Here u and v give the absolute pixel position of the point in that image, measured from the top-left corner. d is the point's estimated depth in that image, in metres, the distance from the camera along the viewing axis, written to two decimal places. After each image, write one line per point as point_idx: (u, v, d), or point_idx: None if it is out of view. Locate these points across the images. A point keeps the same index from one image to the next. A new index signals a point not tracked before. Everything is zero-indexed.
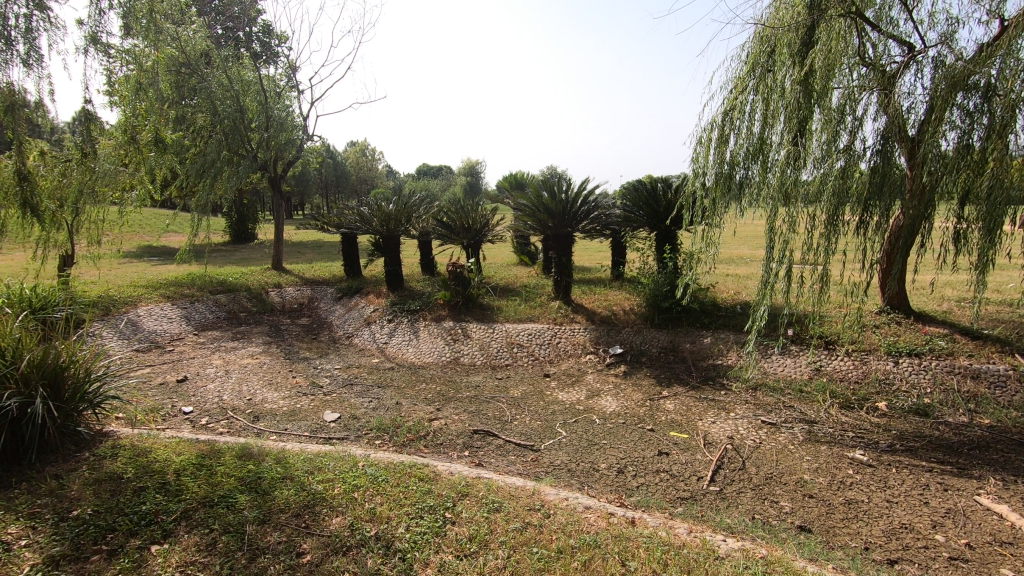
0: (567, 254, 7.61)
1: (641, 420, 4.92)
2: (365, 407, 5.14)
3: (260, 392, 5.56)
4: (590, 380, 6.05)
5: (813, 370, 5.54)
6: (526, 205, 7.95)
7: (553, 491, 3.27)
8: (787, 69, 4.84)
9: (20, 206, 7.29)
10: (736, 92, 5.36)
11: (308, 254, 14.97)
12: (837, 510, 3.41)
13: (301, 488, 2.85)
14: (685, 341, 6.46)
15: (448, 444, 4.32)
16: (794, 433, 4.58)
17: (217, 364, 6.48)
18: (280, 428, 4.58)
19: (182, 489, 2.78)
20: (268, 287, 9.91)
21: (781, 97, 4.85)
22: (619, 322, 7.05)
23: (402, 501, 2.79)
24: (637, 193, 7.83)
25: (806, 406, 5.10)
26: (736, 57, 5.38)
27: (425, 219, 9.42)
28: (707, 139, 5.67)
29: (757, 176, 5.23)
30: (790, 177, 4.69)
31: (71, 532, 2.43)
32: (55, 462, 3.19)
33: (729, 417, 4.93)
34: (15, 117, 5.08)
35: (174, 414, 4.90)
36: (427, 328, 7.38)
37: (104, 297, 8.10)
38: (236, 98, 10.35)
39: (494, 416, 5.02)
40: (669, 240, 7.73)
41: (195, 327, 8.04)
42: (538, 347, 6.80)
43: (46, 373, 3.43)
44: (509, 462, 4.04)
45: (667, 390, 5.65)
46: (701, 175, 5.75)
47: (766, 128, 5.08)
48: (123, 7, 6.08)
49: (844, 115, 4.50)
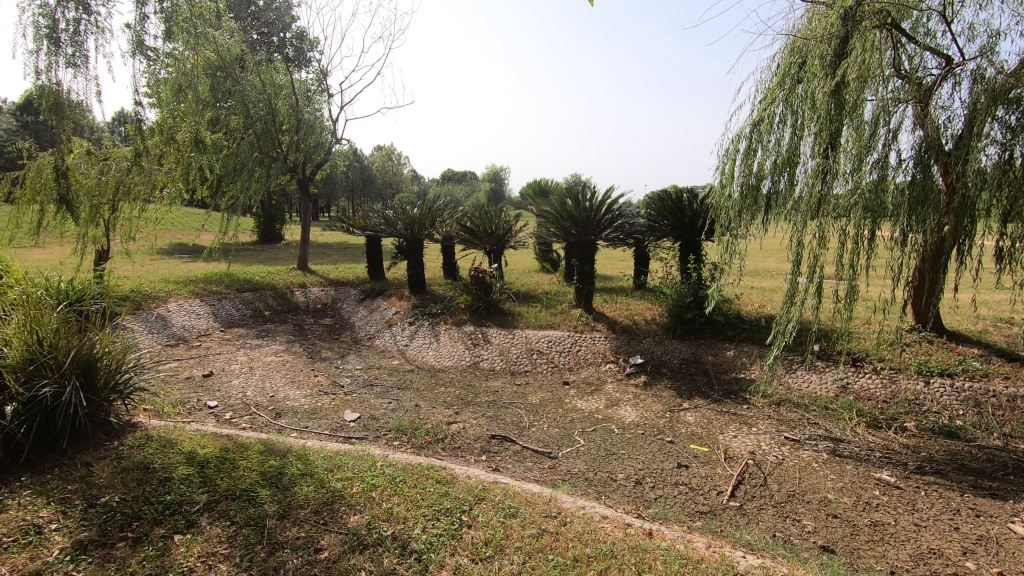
0: (590, 262, 7.57)
1: (660, 432, 4.86)
2: (385, 408, 5.18)
3: (282, 389, 5.66)
4: (610, 389, 6.00)
5: (839, 387, 5.42)
6: (550, 212, 8.02)
7: (570, 499, 3.25)
8: (819, 80, 4.78)
9: (60, 201, 7.55)
10: (765, 104, 5.31)
11: (333, 256, 15.18)
12: (862, 532, 3.32)
13: (321, 485, 2.88)
14: (708, 353, 6.38)
15: (466, 448, 4.33)
16: (818, 450, 4.48)
17: (242, 360, 6.61)
18: (301, 426, 4.64)
19: (206, 481, 2.83)
20: (293, 286, 10.08)
21: (812, 109, 4.78)
22: (640, 332, 7.00)
23: (420, 502, 2.80)
24: (663, 203, 7.73)
25: (831, 423, 4.99)
26: (766, 68, 5.32)
27: (449, 223, 9.49)
28: (734, 150, 5.62)
29: (785, 188, 5.17)
30: (820, 190, 4.62)
31: (99, 518, 2.49)
32: (87, 450, 3.30)
33: (752, 432, 4.84)
34: (60, 116, 5.29)
35: (199, 408, 5.01)
36: (448, 332, 7.42)
37: (137, 292, 8.32)
38: (269, 101, 10.60)
39: (512, 421, 5.02)
40: (694, 251, 7.63)
41: (222, 324, 8.22)
42: (558, 354, 6.78)
43: (81, 362, 3.53)
44: (526, 468, 4.03)
45: (688, 402, 5.58)
46: (728, 186, 5.70)
47: (796, 139, 5.02)
48: (165, 12, 6.28)
49: (877, 128, 4.42)
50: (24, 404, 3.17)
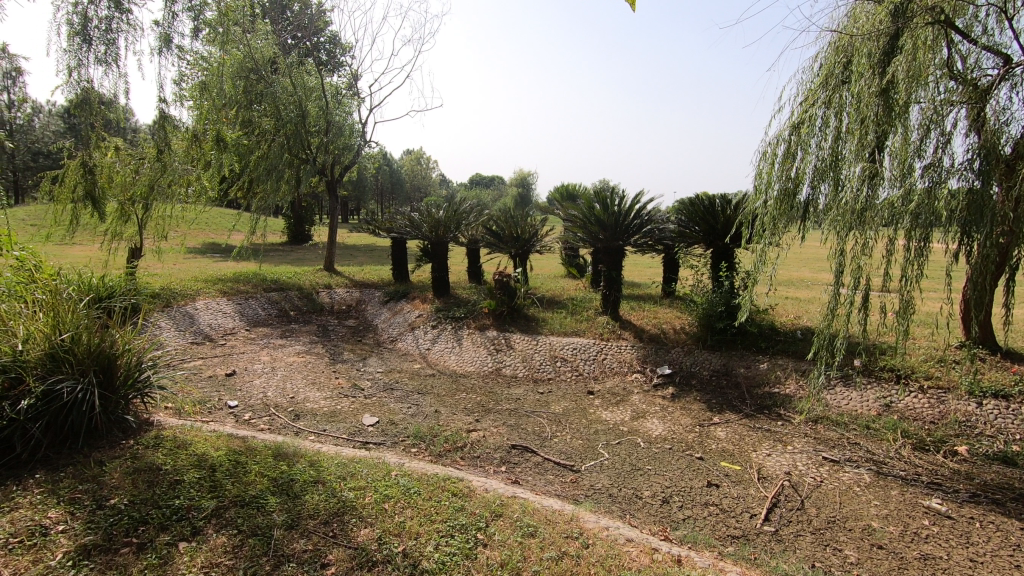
0: (617, 268, 7.36)
1: (689, 447, 4.63)
2: (405, 413, 5.08)
3: (303, 391, 5.61)
4: (636, 400, 5.79)
5: (882, 406, 5.12)
6: (578, 216, 7.83)
7: (593, 518, 3.09)
8: (865, 80, 4.52)
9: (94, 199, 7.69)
10: (807, 105, 5.06)
11: (360, 257, 15.27)
12: (911, 566, 3.05)
13: (332, 495, 2.77)
14: (739, 366, 6.12)
15: (485, 458, 4.18)
16: (859, 473, 4.20)
17: (265, 360, 6.60)
18: (319, 429, 4.58)
19: (216, 486, 2.76)
20: (319, 287, 10.11)
21: (856, 110, 4.54)
22: (669, 341, 6.77)
23: (433, 517, 2.66)
24: (695, 207, 7.48)
25: (873, 444, 4.69)
26: (808, 68, 5.10)
27: (475, 226, 9.38)
28: (773, 154, 5.36)
29: (825, 195, 4.92)
30: (864, 197, 4.37)
31: (106, 522, 2.43)
32: (103, 446, 3.28)
33: (787, 451, 4.58)
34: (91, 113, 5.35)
35: (220, 407, 4.98)
36: (471, 336, 7.29)
37: (167, 289, 8.42)
38: (300, 103, 10.69)
39: (534, 431, 4.86)
40: (726, 259, 7.34)
41: (248, 323, 8.27)
42: (583, 362, 6.59)
43: (99, 358, 3.51)
44: (547, 482, 3.87)
45: (718, 416, 5.34)
46: (764, 191, 5.44)
47: (839, 143, 4.76)
48: (199, 12, 6.31)
49: (928, 132, 4.12)
50: (41, 399, 3.16)
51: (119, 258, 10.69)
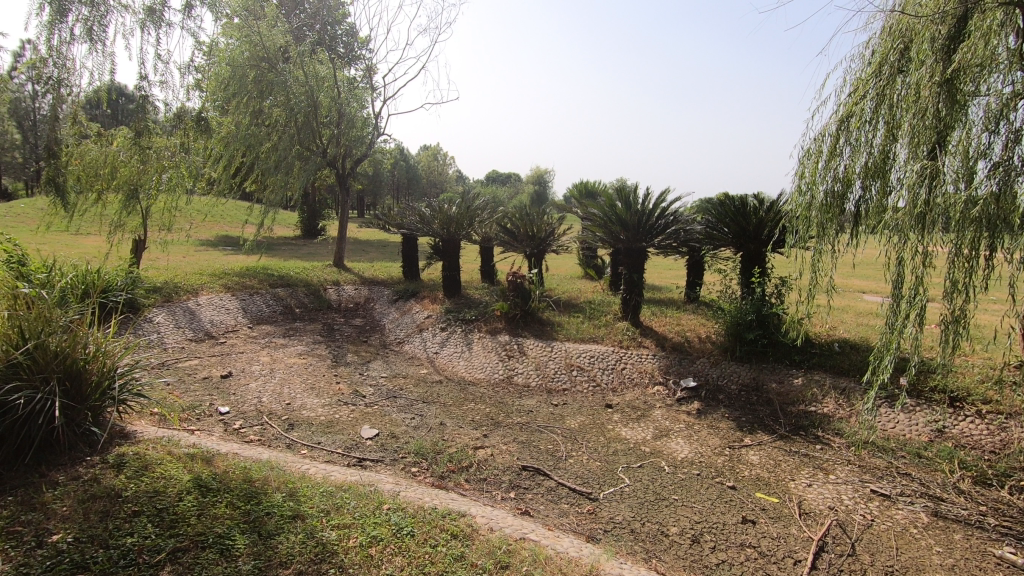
0: (639, 271, 6.89)
1: (719, 474, 4.17)
2: (407, 425, 4.69)
3: (300, 397, 5.25)
4: (659, 416, 5.32)
5: (933, 432, 4.65)
6: (597, 214, 7.35)
7: (615, 568, 2.64)
8: (926, 69, 3.96)
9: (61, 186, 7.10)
10: (856, 98, 4.47)
11: (373, 253, 14.96)
12: None
13: (310, 535, 2.38)
14: (771, 381, 5.67)
15: (493, 482, 3.78)
16: (915, 511, 3.72)
17: (264, 361, 6.26)
18: (313, 442, 4.23)
19: (178, 521, 2.40)
20: (327, 284, 9.77)
21: (913, 102, 3.98)
22: (693, 351, 6.30)
23: (426, 569, 2.25)
24: (724, 207, 6.92)
25: (926, 475, 4.20)
26: (857, 56, 4.55)
27: (489, 224, 8.97)
28: (817, 152, 4.78)
29: (877, 198, 4.39)
30: (922, 197, 3.81)
31: (41, 566, 2.06)
32: (64, 464, 2.93)
33: (829, 481, 4.11)
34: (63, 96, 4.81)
35: (209, 414, 4.65)
36: (481, 341, 6.87)
37: (169, 283, 8.13)
38: (311, 93, 10.37)
39: (547, 449, 4.44)
40: (758, 264, 6.71)
41: (250, 321, 7.95)
42: (600, 371, 6.15)
43: (66, 364, 3.17)
44: (561, 513, 3.45)
45: (750, 437, 4.87)
46: (807, 193, 4.86)
47: (892, 139, 4.21)
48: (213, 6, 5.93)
49: (995, 128, 3.65)
50: None
51: (123, 249, 10.42)
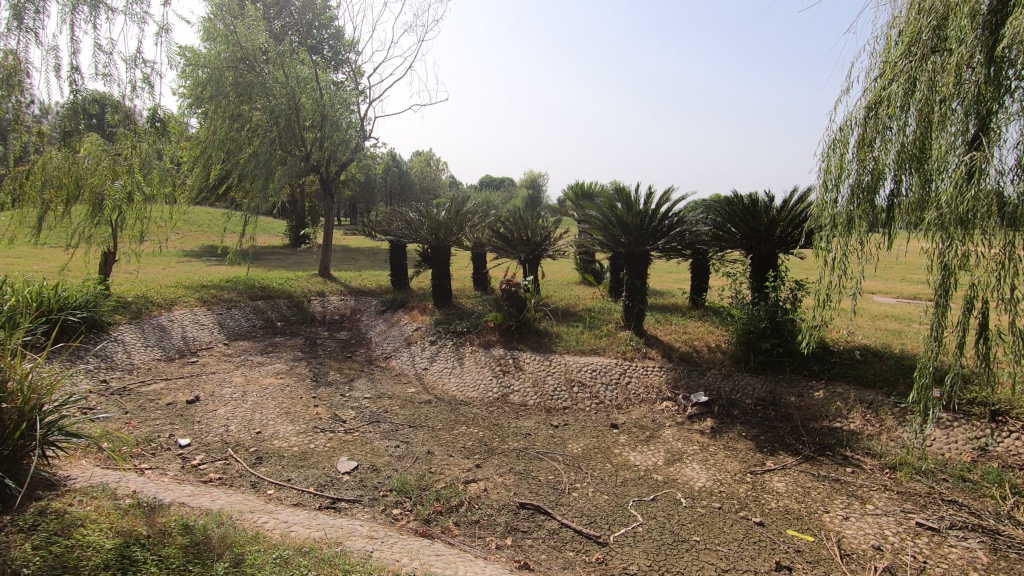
0: (642, 276, 6.42)
1: (743, 507, 3.67)
2: (389, 455, 4.18)
3: (273, 423, 4.74)
4: (669, 436, 4.84)
5: (976, 451, 4.17)
6: (596, 217, 6.84)
7: None
8: (966, 47, 3.39)
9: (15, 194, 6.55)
10: (885, 81, 3.93)
11: (361, 262, 14.45)
12: None
13: None
14: (789, 394, 5.20)
15: (486, 526, 3.28)
16: (971, 548, 3.24)
17: (237, 383, 5.74)
18: (281, 480, 3.71)
19: None
20: (311, 295, 9.25)
21: (953, 84, 3.42)
22: (702, 362, 5.82)
23: None
24: (732, 207, 6.45)
25: (975, 503, 3.72)
26: (884, 35, 4.05)
27: (480, 228, 8.45)
28: (844, 142, 4.25)
29: (913, 191, 3.86)
30: (966, 193, 3.25)
31: None
32: None
33: (868, 513, 3.62)
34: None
35: (168, 448, 4.13)
36: (474, 355, 6.37)
37: (140, 297, 7.60)
38: (292, 95, 9.85)
39: (547, 481, 3.94)
40: (770, 267, 6.25)
41: (227, 337, 7.43)
42: (603, 387, 5.66)
43: None
44: (565, 564, 2.96)
45: (772, 460, 4.38)
46: (833, 188, 4.35)
47: (928, 126, 3.66)
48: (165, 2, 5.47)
49: None
50: None
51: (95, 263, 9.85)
